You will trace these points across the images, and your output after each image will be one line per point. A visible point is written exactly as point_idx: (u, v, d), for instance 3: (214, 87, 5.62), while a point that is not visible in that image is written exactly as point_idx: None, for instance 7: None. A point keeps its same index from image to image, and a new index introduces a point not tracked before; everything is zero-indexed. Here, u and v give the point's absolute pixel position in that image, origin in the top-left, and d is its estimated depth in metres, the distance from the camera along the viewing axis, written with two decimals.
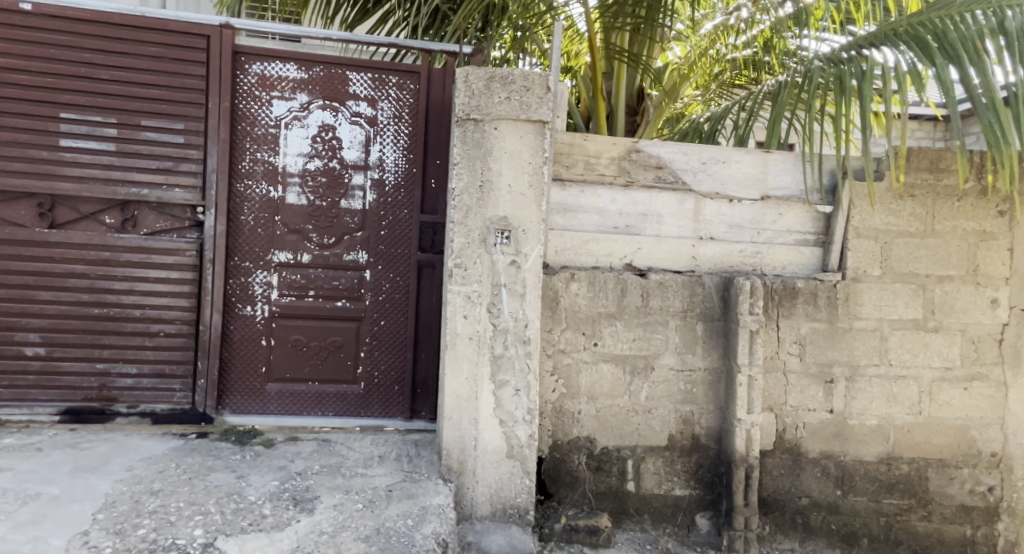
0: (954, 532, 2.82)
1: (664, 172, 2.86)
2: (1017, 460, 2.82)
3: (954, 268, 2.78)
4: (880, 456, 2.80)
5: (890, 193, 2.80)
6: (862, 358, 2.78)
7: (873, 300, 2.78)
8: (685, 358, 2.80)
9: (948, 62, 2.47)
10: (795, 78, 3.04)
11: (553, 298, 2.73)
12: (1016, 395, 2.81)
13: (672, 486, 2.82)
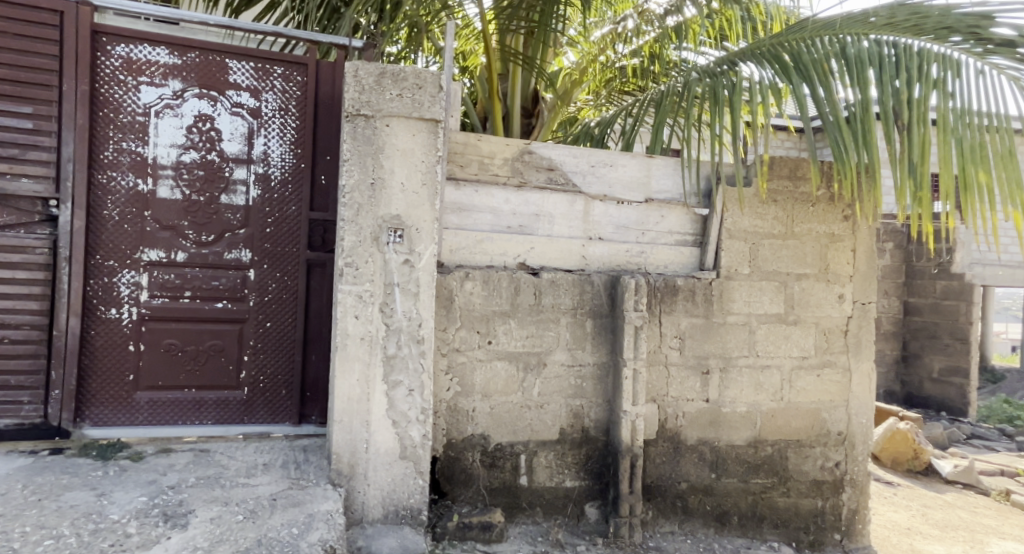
0: (809, 504, 3.13)
1: (555, 174, 2.95)
2: (859, 437, 3.17)
3: (809, 267, 3.09)
4: (748, 439, 3.05)
5: (756, 198, 3.05)
6: (733, 350, 3.02)
7: (742, 296, 3.02)
8: (575, 354, 2.89)
9: (801, 80, 2.73)
10: (675, 87, 3.24)
11: (447, 297, 2.73)
12: (858, 380, 3.16)
13: (562, 478, 2.91)
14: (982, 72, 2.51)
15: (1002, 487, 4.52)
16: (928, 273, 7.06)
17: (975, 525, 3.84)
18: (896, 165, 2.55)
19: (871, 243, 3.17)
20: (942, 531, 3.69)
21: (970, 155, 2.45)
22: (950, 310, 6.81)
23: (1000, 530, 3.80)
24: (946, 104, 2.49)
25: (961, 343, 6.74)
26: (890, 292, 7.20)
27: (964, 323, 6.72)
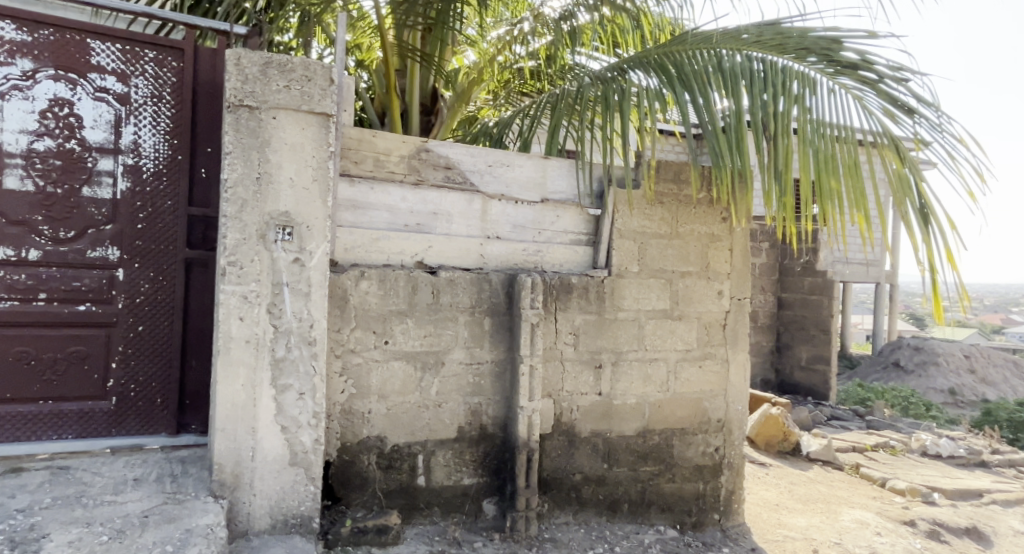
0: (692, 488, 3.32)
1: (453, 173, 2.93)
2: (736, 423, 3.41)
3: (692, 265, 3.27)
4: (638, 429, 3.19)
5: (645, 199, 3.19)
6: (624, 345, 3.15)
7: (632, 293, 3.16)
8: (473, 352, 2.90)
9: (682, 90, 2.89)
10: (570, 91, 3.34)
11: (342, 297, 2.65)
12: (735, 369, 3.39)
13: (461, 476, 2.91)
14: (834, 91, 2.76)
15: (854, 462, 5.02)
16: (797, 271, 7.70)
17: (833, 497, 4.24)
18: (764, 172, 2.75)
19: (746, 244, 3.40)
20: (802, 503, 4.05)
21: (823, 166, 2.68)
22: (815, 304, 7.47)
23: (852, 500, 4.22)
24: (804, 117, 2.72)
25: (824, 333, 7.40)
26: (765, 287, 7.79)
27: (827, 316, 7.39)
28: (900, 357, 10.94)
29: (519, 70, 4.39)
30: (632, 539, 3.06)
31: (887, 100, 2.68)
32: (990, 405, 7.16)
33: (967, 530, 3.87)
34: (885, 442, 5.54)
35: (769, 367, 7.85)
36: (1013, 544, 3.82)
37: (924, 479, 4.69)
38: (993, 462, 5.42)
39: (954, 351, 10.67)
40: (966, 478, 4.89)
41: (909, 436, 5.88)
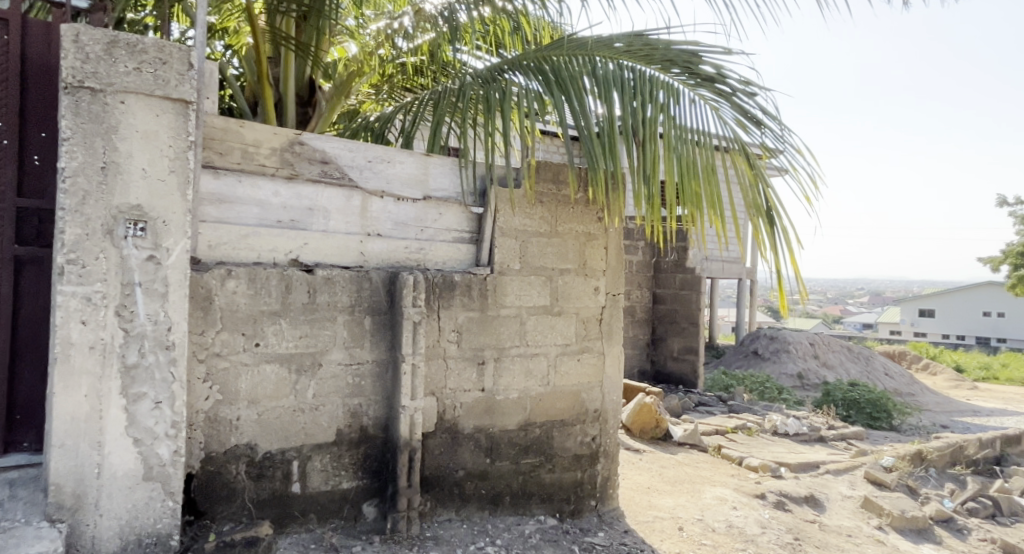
0: (571, 477, 3.43)
1: (330, 167, 2.83)
2: (611, 413, 3.56)
3: (571, 262, 3.37)
4: (519, 423, 3.25)
5: (525, 199, 3.25)
6: (506, 341, 3.18)
7: (514, 290, 3.20)
8: (353, 352, 2.82)
9: (558, 93, 2.97)
10: (452, 89, 3.33)
11: (205, 297, 2.48)
12: (611, 361, 3.54)
13: (339, 480, 2.82)
14: (694, 100, 2.95)
15: (716, 444, 5.41)
16: (669, 268, 8.18)
17: (697, 477, 4.55)
18: (634, 175, 2.89)
19: (620, 242, 3.55)
20: (669, 484, 4.31)
21: (685, 171, 2.86)
22: (685, 299, 7.98)
23: (713, 479, 4.55)
24: (669, 124, 2.88)
25: (693, 325, 7.92)
26: (642, 283, 8.21)
27: (695, 309, 7.91)
28: (758, 346, 11.95)
29: (402, 65, 4.32)
30: (513, 531, 3.12)
31: (738, 112, 2.90)
32: (830, 387, 7.99)
33: (808, 499, 4.31)
34: (743, 424, 6.03)
35: (645, 358, 8.27)
36: (845, 509, 4.31)
37: (775, 456, 5.15)
38: (831, 437, 6.06)
39: (802, 339, 11.81)
40: (809, 452, 5.43)
41: (764, 417, 6.43)
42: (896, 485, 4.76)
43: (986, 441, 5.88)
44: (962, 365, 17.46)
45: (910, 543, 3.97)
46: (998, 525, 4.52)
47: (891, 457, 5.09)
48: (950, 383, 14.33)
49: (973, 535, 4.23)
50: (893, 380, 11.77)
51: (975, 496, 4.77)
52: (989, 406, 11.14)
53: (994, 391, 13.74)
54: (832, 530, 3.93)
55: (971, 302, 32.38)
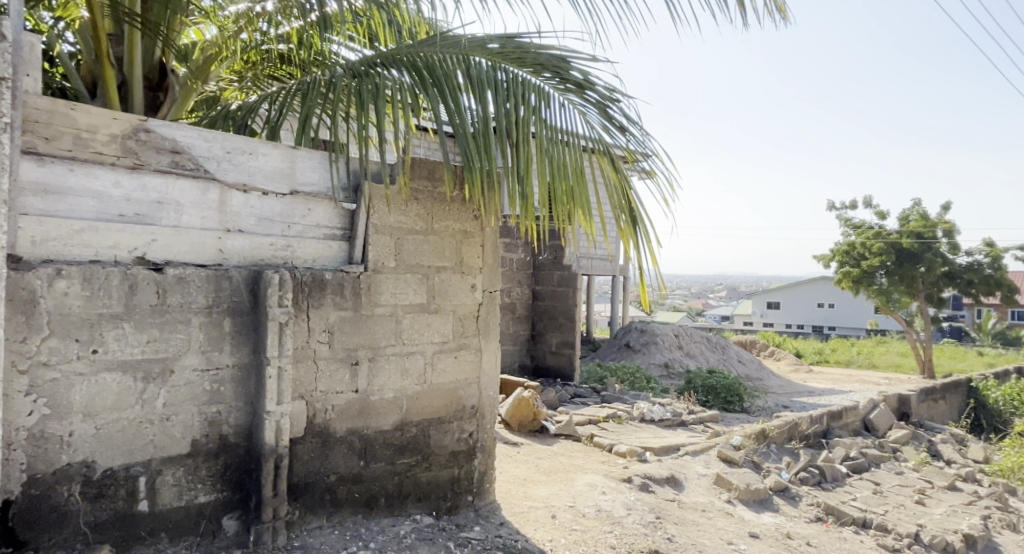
0: (447, 474, 3.42)
1: (182, 158, 2.61)
2: (488, 408, 3.59)
3: (447, 260, 3.36)
4: (395, 423, 3.19)
5: (400, 196, 3.19)
6: (381, 341, 3.11)
7: (389, 289, 3.13)
8: (210, 357, 2.62)
9: (432, 91, 2.93)
10: (322, 81, 3.20)
11: (29, 300, 2.20)
12: (487, 357, 3.56)
13: (194, 494, 2.62)
14: (564, 104, 3.04)
15: (589, 433, 5.62)
16: (547, 265, 8.40)
17: (571, 466, 4.71)
18: (509, 176, 2.91)
19: (496, 240, 3.59)
20: (544, 475, 4.43)
21: (556, 172, 2.94)
22: (562, 295, 8.28)
23: (584, 466, 4.73)
24: (541, 127, 2.95)
25: (569, 320, 8.22)
26: (522, 280, 8.36)
27: (572, 305, 8.23)
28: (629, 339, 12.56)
29: (267, 52, 4.10)
30: (388, 533, 3.05)
31: (604, 117, 3.03)
32: (691, 374, 8.57)
33: (668, 479, 4.60)
34: (613, 413, 6.31)
35: (525, 353, 8.41)
36: (700, 486, 4.65)
37: (641, 442, 5.44)
38: (691, 421, 6.51)
39: (667, 331, 12.59)
40: (671, 436, 5.80)
41: (632, 406, 6.77)
42: (743, 461, 5.21)
43: (816, 416, 6.58)
44: (802, 350, 19.44)
45: (753, 513, 4.37)
46: (824, 491, 5.09)
47: (739, 436, 5.56)
48: (791, 367, 15.90)
49: (805, 501, 4.73)
50: (745, 366, 12.86)
51: (807, 466, 5.33)
52: (823, 387, 12.48)
53: (827, 373, 15.44)
54: (689, 507, 4.22)
55: (809, 295, 36.14)
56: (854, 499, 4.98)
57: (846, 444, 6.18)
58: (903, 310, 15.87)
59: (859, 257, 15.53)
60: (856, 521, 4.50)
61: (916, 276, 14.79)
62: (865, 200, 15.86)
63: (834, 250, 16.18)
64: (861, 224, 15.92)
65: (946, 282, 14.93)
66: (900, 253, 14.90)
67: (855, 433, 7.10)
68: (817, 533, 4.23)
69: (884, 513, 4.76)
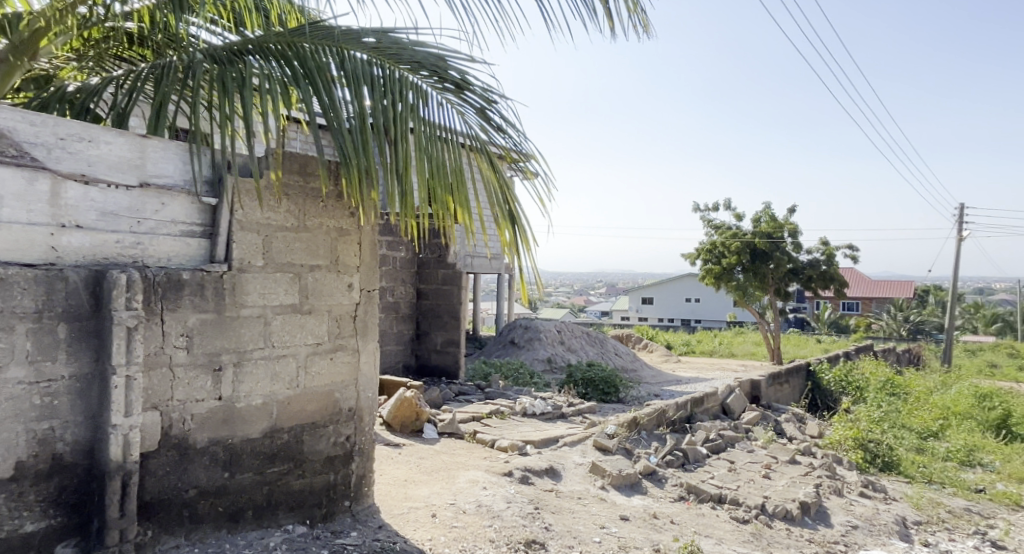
0: (322, 480, 3.27)
1: (2, 142, 2.27)
2: (365, 409, 3.48)
3: (321, 258, 3.21)
4: (264, 430, 3.01)
5: (271, 192, 3.02)
6: (248, 344, 2.93)
7: (256, 289, 2.95)
8: (41, 368, 2.34)
9: (304, 85, 2.76)
10: (179, 66, 2.95)
11: None
12: (365, 358, 3.46)
13: (22, 522, 2.33)
14: (442, 103, 3.00)
15: (471, 430, 5.59)
16: (432, 263, 8.24)
17: (453, 462, 4.67)
18: (387, 173, 2.81)
19: (373, 239, 3.48)
20: (425, 473, 4.36)
21: (435, 171, 2.89)
22: (447, 294, 8.10)
23: (466, 463, 4.71)
24: (419, 125, 2.87)
25: (455, 319, 8.08)
26: (406, 279, 8.14)
27: (457, 304, 8.09)
28: (514, 336, 12.72)
29: (113, 30, 3.70)
30: (256, 546, 2.86)
31: (482, 117, 3.03)
32: (572, 368, 8.84)
33: (547, 471, 4.71)
34: (496, 409, 6.34)
35: (409, 352, 8.16)
36: (576, 475, 4.79)
37: (522, 436, 5.52)
38: (570, 413, 6.70)
39: (550, 328, 12.92)
40: (550, 429, 5.94)
41: (514, 401, 6.86)
42: (617, 448, 5.44)
43: (681, 403, 7.01)
44: (672, 342, 20.70)
45: (624, 497, 4.58)
46: (687, 472, 5.44)
47: (613, 424, 5.80)
48: (662, 359, 16.86)
49: (670, 482, 5.03)
50: (620, 358, 13.44)
51: (672, 450, 5.67)
52: (689, 376, 13.34)
53: (693, 363, 16.53)
54: (565, 496, 4.35)
55: (678, 291, 38.65)
56: (712, 477, 5.37)
57: (707, 427, 6.64)
58: (757, 303, 17.33)
59: (720, 255, 16.73)
60: (713, 498, 4.85)
61: (767, 272, 16.25)
62: (724, 203, 17.11)
63: (698, 248, 17.33)
64: (721, 224, 17.16)
65: (792, 278, 16.47)
66: (753, 252, 16.25)
67: (715, 416, 7.65)
68: (680, 511, 4.51)
69: (737, 488, 5.17)
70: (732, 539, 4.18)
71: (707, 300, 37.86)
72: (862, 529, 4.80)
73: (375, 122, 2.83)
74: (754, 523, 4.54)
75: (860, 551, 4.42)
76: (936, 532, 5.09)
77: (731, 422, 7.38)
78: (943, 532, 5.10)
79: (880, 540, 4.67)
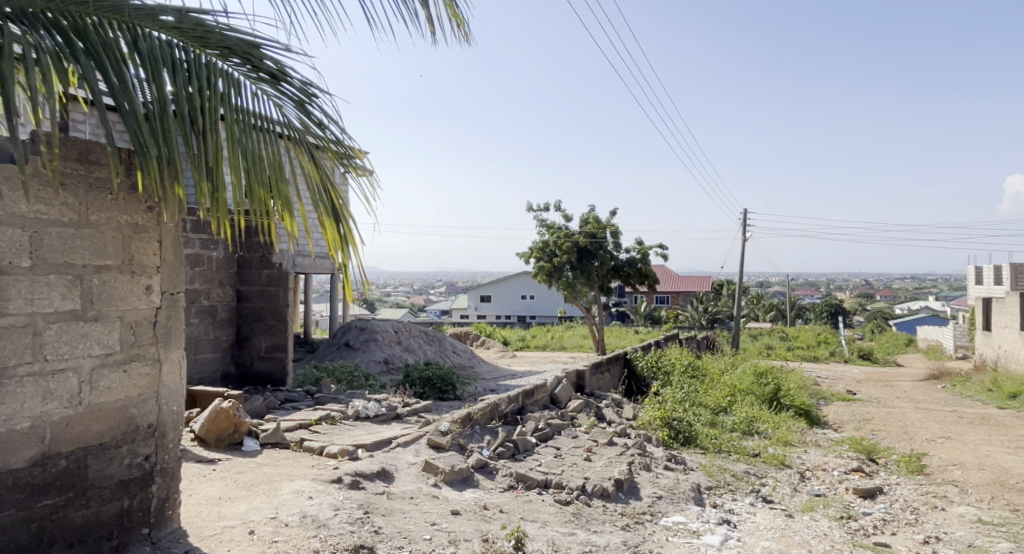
0: (111, 508, 2.76)
1: None
2: (169, 425, 3.00)
3: (109, 257, 2.70)
4: (32, 459, 2.47)
5: (46, 184, 2.52)
6: (9, 358, 2.37)
7: (21, 293, 2.41)
8: None
9: (81, 57, 2.06)
10: None
11: None
12: (167, 369, 2.98)
13: None
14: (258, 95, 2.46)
15: (298, 438, 5.20)
16: (253, 263, 7.27)
17: (276, 472, 4.34)
18: (192, 167, 2.27)
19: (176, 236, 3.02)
20: (243, 486, 4.00)
21: (253, 167, 2.38)
22: (272, 295, 7.19)
23: (292, 471, 4.41)
24: (231, 115, 2.35)
25: (281, 322, 7.18)
26: (224, 281, 7.16)
27: (282, 305, 7.17)
28: (350, 337, 12.30)
29: None
30: None
31: (302, 111, 2.56)
32: (409, 368, 8.69)
33: (379, 473, 4.56)
34: (327, 413, 6.01)
35: (229, 361, 7.22)
36: (408, 475, 4.71)
37: (353, 440, 5.30)
38: (405, 413, 6.58)
39: (387, 327, 12.68)
40: (383, 431, 5.79)
41: (347, 404, 6.57)
42: (450, 445, 5.43)
43: (513, 395, 7.20)
44: (508, 339, 21.28)
45: (456, 492, 4.59)
46: (516, 462, 5.61)
47: (446, 421, 5.78)
48: (497, 355, 17.25)
49: (500, 473, 5.15)
50: (458, 356, 13.49)
51: (503, 441, 5.82)
52: (523, 370, 13.78)
53: (527, 358, 17.10)
54: (397, 497, 4.25)
55: (513, 289, 39.84)
56: (540, 464, 5.60)
57: (535, 417, 6.89)
58: (583, 298, 18.40)
59: (551, 254, 17.51)
60: (540, 484, 5.06)
61: (593, 270, 17.34)
62: (555, 205, 17.95)
63: (531, 247, 17.97)
64: (552, 225, 17.97)
65: (613, 275, 17.69)
66: (580, 252, 17.25)
67: (544, 407, 7.97)
68: (508, 500, 4.63)
69: (561, 472, 5.43)
70: (555, 521, 4.38)
71: (540, 297, 39.56)
72: (665, 499, 5.31)
73: (179, 110, 2.25)
74: (575, 503, 4.81)
75: (663, 519, 4.88)
76: (723, 494, 5.78)
77: (557, 411, 7.73)
78: (728, 493, 5.81)
79: (680, 507, 5.20)
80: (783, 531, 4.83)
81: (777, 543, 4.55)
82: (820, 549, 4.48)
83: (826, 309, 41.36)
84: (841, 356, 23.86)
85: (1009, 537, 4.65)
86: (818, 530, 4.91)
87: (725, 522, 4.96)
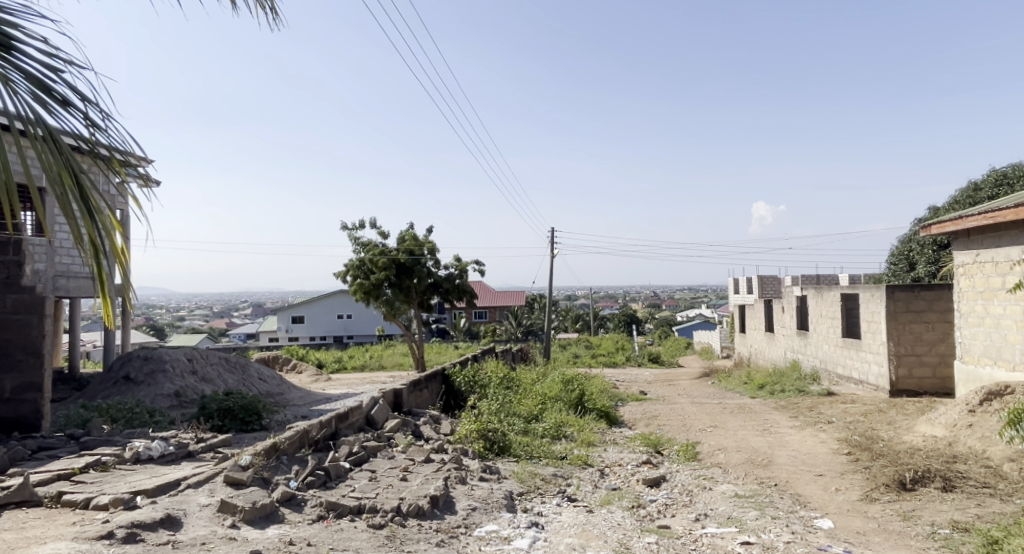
0: None
1: None
2: None
3: None
4: None
5: None
6: None
7: None
8: None
9: None
10: None
11: None
12: None
13: None
14: None
15: (55, 491, 4.53)
16: None
17: (24, 537, 3.74)
18: None
19: None
20: None
21: None
22: (20, 325, 6.15)
23: (46, 533, 3.83)
24: None
25: (34, 357, 6.18)
26: None
27: (36, 337, 6.19)
28: (130, 370, 11.00)
29: None
30: None
31: (37, 85, 2.10)
32: (205, 398, 7.95)
33: (162, 521, 4.14)
34: (96, 459, 5.31)
35: None
36: (200, 519, 4.33)
37: (130, 486, 4.74)
38: (198, 451, 6.04)
39: (178, 355, 11.47)
40: (170, 472, 5.26)
41: (124, 447, 5.85)
42: (252, 479, 5.07)
43: (326, 420, 6.90)
44: (323, 361, 20.40)
45: (257, 530, 4.30)
46: (327, 490, 5.40)
47: (247, 455, 5.37)
48: (311, 379, 16.45)
49: (309, 504, 4.90)
50: (266, 383, 12.60)
51: (312, 470, 5.56)
52: (337, 392, 13.30)
53: (344, 379, 16.53)
54: (185, 546, 3.88)
55: (329, 308, 38.29)
56: (353, 490, 5.47)
57: (349, 441, 6.71)
58: (402, 315, 18.19)
59: (368, 271, 17.15)
60: (351, 510, 4.91)
61: (411, 287, 17.27)
62: (370, 221, 17.53)
63: (348, 266, 17.41)
64: (368, 242, 17.54)
65: (432, 291, 17.76)
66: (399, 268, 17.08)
67: (358, 429, 7.76)
68: (317, 531, 4.44)
69: (375, 495, 5.35)
70: (368, 547, 4.29)
71: (358, 315, 38.61)
72: (479, 509, 5.48)
73: None
74: (389, 526, 4.73)
75: (476, 530, 5.03)
76: (533, 498, 6.11)
77: (373, 433, 7.58)
78: (537, 496, 6.15)
79: (492, 515, 5.41)
80: (584, 526, 5.22)
81: (578, 538, 4.90)
82: (615, 537, 4.92)
83: (622, 318, 45.32)
84: (634, 360, 26.40)
85: (757, 505, 5.50)
86: (613, 521, 5.39)
87: (533, 525, 5.24)
